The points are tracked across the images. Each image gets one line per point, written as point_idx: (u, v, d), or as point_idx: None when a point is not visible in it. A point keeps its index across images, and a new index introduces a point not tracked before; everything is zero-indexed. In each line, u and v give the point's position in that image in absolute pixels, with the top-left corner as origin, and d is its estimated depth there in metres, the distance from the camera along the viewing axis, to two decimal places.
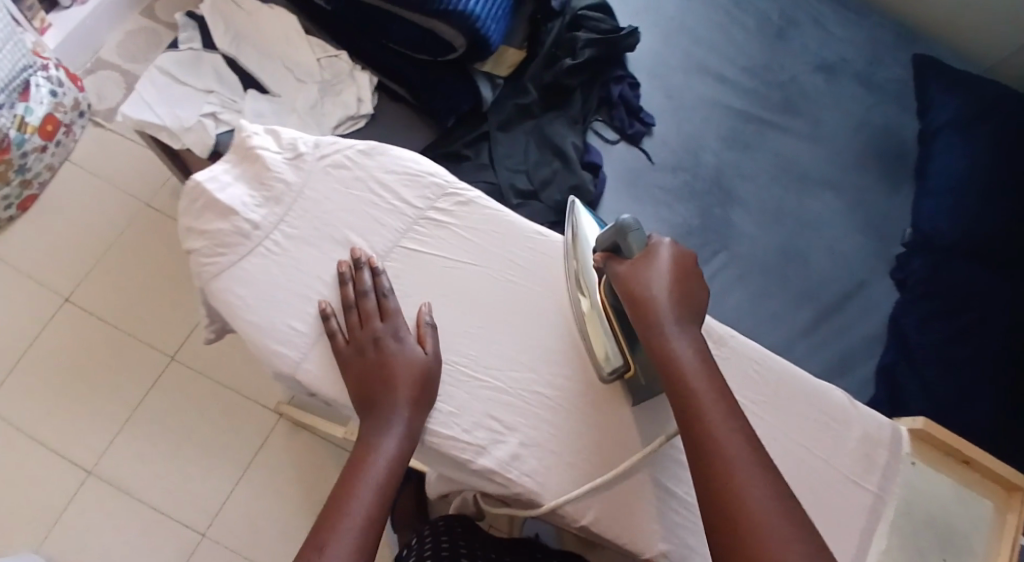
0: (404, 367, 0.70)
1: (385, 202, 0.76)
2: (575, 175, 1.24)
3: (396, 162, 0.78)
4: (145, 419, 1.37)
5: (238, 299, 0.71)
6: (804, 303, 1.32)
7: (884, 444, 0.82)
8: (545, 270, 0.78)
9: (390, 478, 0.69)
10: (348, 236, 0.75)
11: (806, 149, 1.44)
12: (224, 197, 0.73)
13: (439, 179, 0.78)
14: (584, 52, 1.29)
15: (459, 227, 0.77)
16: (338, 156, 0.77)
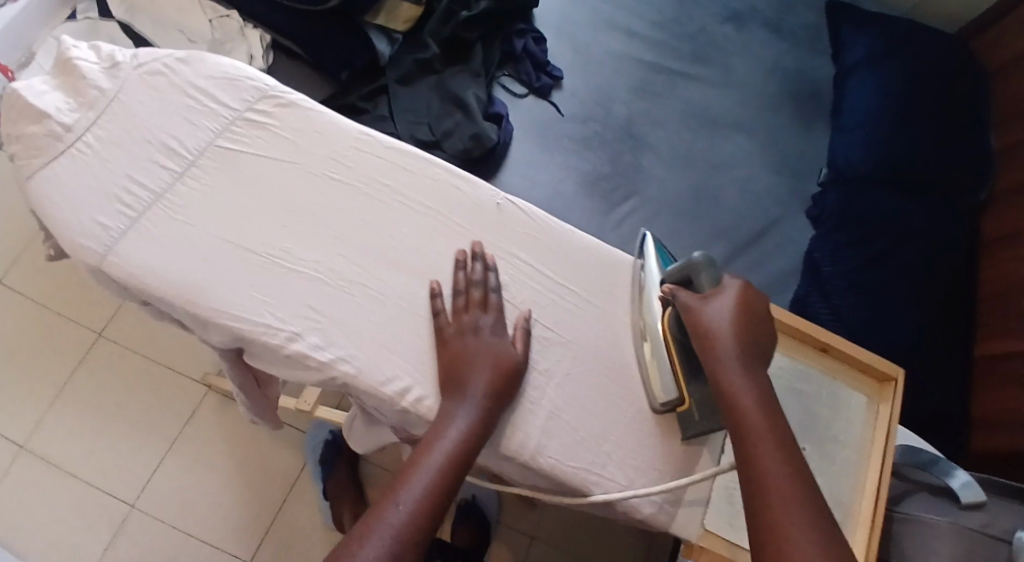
0: (501, 363, 0.75)
1: (202, 106, 0.82)
2: (475, 125, 1.25)
3: (214, 69, 0.84)
4: (75, 396, 1.40)
5: (48, 196, 0.77)
6: (718, 240, 1.35)
7: None
8: (356, 165, 0.82)
9: (458, 460, 0.71)
10: (160, 138, 0.80)
11: (716, 96, 1.45)
12: (36, 101, 0.79)
13: (259, 84, 0.84)
14: (479, 4, 1.29)
15: (274, 128, 0.82)
16: (155, 65, 0.83)
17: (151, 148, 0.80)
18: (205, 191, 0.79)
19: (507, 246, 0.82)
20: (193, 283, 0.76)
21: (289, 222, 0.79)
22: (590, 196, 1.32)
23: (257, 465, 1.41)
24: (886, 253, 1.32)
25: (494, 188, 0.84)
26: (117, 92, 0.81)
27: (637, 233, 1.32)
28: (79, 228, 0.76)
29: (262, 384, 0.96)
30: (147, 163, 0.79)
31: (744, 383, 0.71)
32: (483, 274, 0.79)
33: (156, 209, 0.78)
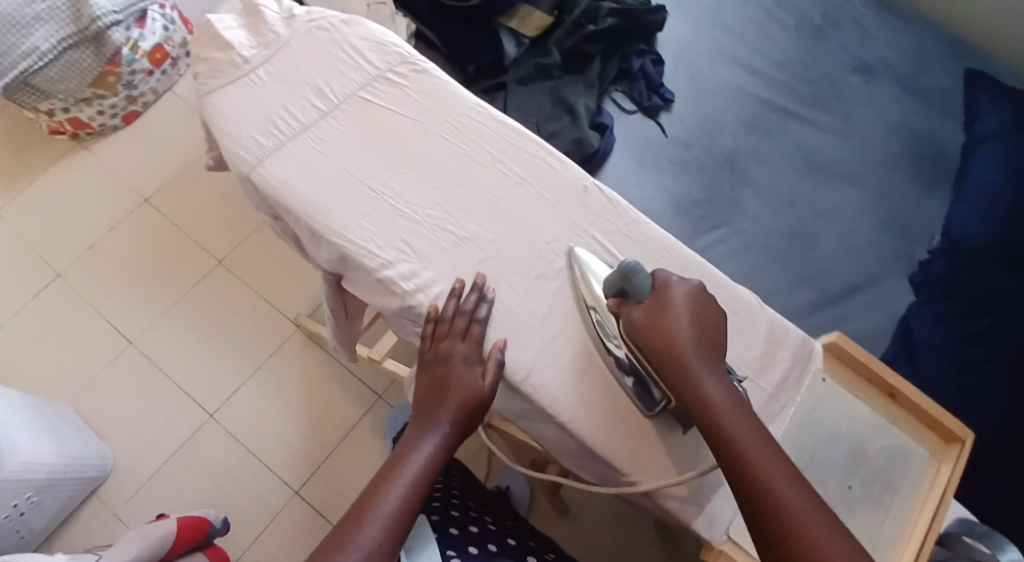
0: (464, 394, 0.77)
1: (350, 59, 0.88)
2: (581, 130, 1.33)
3: (369, 30, 0.90)
4: (185, 310, 1.57)
5: (220, 112, 0.85)
6: (805, 285, 1.31)
7: (789, 347, 0.82)
8: (470, 133, 0.86)
9: (420, 482, 0.75)
10: (310, 80, 0.87)
11: (831, 143, 1.42)
12: (227, 34, 0.88)
13: (404, 51, 0.89)
14: (605, 20, 1.38)
15: (408, 89, 0.87)
16: (323, 23, 0.90)
17: (301, 86, 0.87)
18: (338, 131, 0.85)
19: (592, 230, 0.83)
20: (311, 202, 0.82)
21: (399, 167, 0.84)
22: (680, 220, 1.34)
23: (322, 408, 1.52)
24: (989, 332, 1.24)
25: (584, 170, 0.86)
26: (286, 36, 0.89)
27: (719, 263, 1.32)
28: (235, 141, 0.84)
29: (354, 321, 1.08)
30: (297, 99, 0.86)
31: (724, 398, 0.72)
32: (475, 306, 0.78)
33: (295, 140, 0.84)
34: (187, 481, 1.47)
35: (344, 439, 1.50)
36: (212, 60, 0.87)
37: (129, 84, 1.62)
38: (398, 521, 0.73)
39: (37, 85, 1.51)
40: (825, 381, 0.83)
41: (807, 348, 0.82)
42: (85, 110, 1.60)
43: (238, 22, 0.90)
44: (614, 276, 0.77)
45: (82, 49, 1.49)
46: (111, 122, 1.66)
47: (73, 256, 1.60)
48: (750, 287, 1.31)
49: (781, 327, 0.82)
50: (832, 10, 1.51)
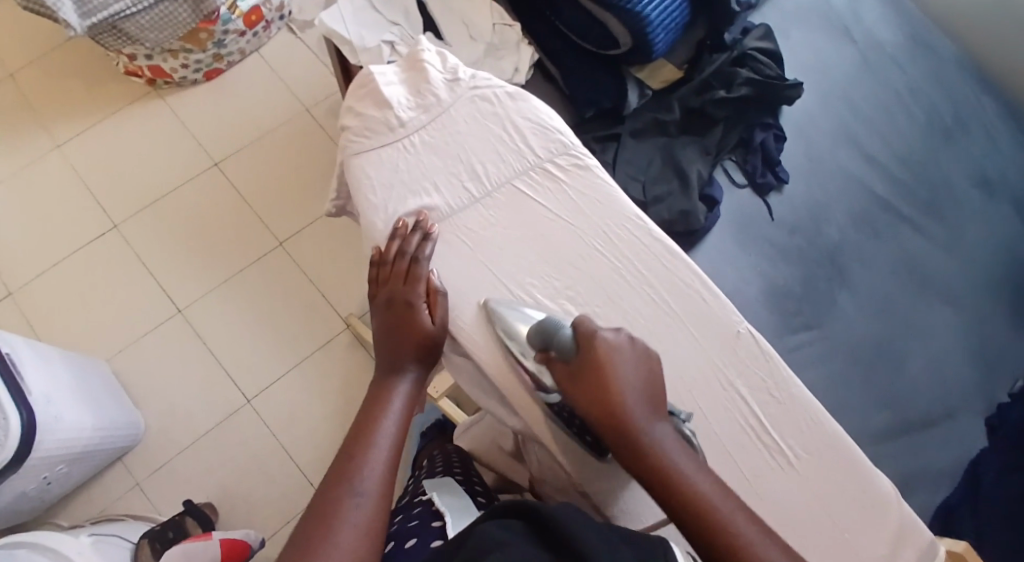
0: (413, 330, 0.87)
1: (512, 143, 0.96)
2: (688, 201, 1.25)
3: (533, 113, 0.97)
4: (238, 286, 1.52)
5: (369, 177, 0.94)
6: (885, 406, 1.25)
7: (912, 549, 0.83)
8: (618, 243, 0.92)
9: (401, 426, 0.84)
10: (469, 160, 0.94)
11: (939, 257, 1.34)
12: (385, 90, 0.96)
13: (564, 141, 0.96)
14: (738, 89, 1.31)
15: (563, 184, 0.94)
16: (487, 93, 0.97)
17: (458, 164, 0.94)
18: (488, 219, 0.93)
19: (732, 375, 0.87)
20: (455, 291, 0.90)
21: (543, 270, 0.91)
22: (772, 312, 1.28)
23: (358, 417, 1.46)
24: None
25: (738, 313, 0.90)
26: (449, 104, 0.97)
27: (804, 367, 1.26)
28: (386, 215, 0.93)
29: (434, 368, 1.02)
30: (453, 178, 0.94)
31: (675, 454, 0.78)
32: (417, 245, 0.90)
33: (447, 223, 0.93)
34: (211, 468, 1.43)
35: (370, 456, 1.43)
36: (369, 118, 0.95)
37: (219, 44, 1.54)
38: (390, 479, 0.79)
39: (125, 30, 1.43)
40: None
41: (930, 549, 0.82)
42: (171, 60, 1.53)
43: (397, 75, 0.98)
44: (535, 335, 0.84)
45: (182, 3, 1.40)
46: (194, 76, 1.59)
47: (134, 208, 1.55)
48: (830, 398, 1.25)
49: (912, 527, 0.83)
50: (965, 115, 1.45)
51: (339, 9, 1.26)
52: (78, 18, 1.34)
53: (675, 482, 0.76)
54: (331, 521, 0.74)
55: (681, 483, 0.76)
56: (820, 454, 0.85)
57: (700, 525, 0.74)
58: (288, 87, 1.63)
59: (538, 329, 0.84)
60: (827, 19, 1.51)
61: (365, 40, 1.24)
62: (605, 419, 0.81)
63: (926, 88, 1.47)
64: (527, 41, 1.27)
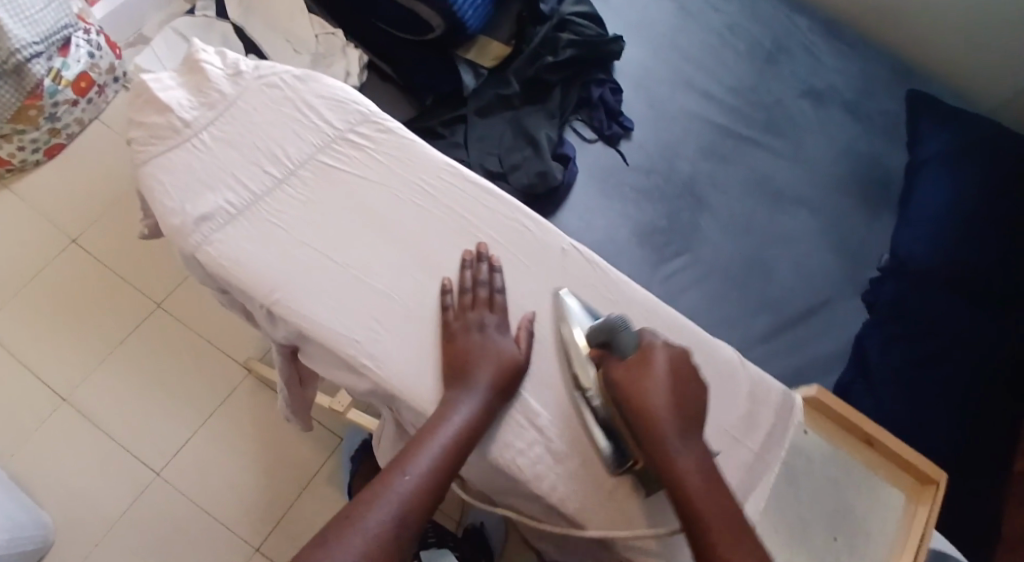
0: (500, 358, 0.79)
1: (310, 121, 0.90)
2: (543, 162, 1.29)
3: (326, 89, 0.92)
4: (122, 359, 1.47)
5: (161, 183, 0.86)
6: (764, 310, 1.32)
7: (770, 405, 0.84)
8: (438, 193, 0.88)
9: (455, 449, 0.75)
10: (269, 146, 0.88)
11: (782, 168, 1.44)
12: (163, 96, 0.88)
13: (363, 108, 0.91)
14: (565, 51, 1.37)
15: (370, 150, 0.89)
16: (274, 78, 0.92)
17: (257, 152, 0.88)
18: (298, 198, 0.86)
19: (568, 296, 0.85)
20: (277, 279, 0.82)
21: (363, 234, 0.85)
22: (645, 249, 1.33)
23: (274, 454, 1.44)
24: (939, 355, 1.28)
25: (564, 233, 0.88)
26: (234, 97, 0.90)
27: (684, 290, 1.32)
28: (186, 216, 0.84)
29: (306, 381, 1.01)
30: (251, 166, 0.87)
31: (691, 469, 0.74)
32: (490, 274, 0.83)
33: (255, 209, 0.85)
34: (135, 543, 1.37)
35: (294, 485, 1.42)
36: (152, 125, 0.87)
37: (52, 117, 1.50)
38: (423, 495, 0.74)
39: None
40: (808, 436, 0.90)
41: (786, 401, 0.85)
42: (4, 146, 1.48)
43: (175, 80, 0.91)
44: (597, 330, 0.79)
45: (1, 83, 1.39)
46: (34, 157, 1.55)
47: None
48: (714, 314, 1.31)
49: (762, 385, 0.85)
50: (782, 37, 1.56)
51: (153, 49, 1.45)
52: None
53: (695, 510, 0.73)
54: (372, 499, 0.73)
55: (704, 527, 0.72)
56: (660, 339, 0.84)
57: (698, 545, 0.72)
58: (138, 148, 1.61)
59: (602, 323, 0.79)
60: None
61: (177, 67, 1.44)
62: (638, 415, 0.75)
63: (742, 21, 1.57)
64: (352, 44, 1.35)
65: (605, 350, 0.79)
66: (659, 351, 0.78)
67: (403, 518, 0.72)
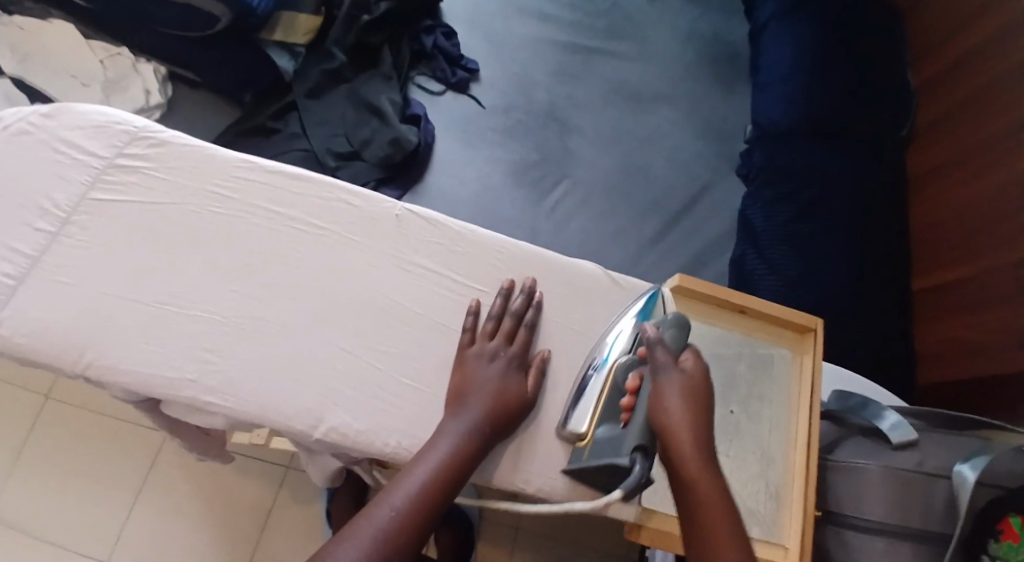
0: (511, 389, 0.85)
1: (70, 157, 0.91)
2: (392, 129, 1.25)
3: (79, 120, 0.92)
4: (31, 460, 1.35)
5: None
6: (650, 214, 1.33)
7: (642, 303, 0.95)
8: (236, 192, 0.91)
9: (448, 475, 0.79)
10: (36, 198, 0.89)
11: (635, 69, 1.44)
12: None
13: (128, 127, 0.93)
14: (380, 6, 1.30)
15: (147, 168, 0.91)
16: (20, 124, 0.91)
17: (29, 205, 0.88)
18: (82, 242, 0.87)
19: (411, 257, 0.92)
20: (80, 339, 0.83)
21: (172, 254, 0.88)
22: (523, 187, 1.30)
23: (222, 504, 1.35)
24: (819, 204, 1.31)
25: (392, 200, 0.94)
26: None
27: (570, 216, 1.30)
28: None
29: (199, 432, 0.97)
30: (21, 223, 0.87)
31: (688, 444, 0.77)
32: (524, 307, 0.90)
33: (33, 272, 0.86)
34: None
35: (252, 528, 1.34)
36: None
37: None
38: (408, 517, 0.75)
39: None
40: None
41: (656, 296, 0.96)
42: None
43: None
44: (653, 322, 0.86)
45: None
46: None
47: None
48: (607, 232, 1.30)
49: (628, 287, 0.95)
50: None
51: None
52: None
53: (684, 481, 0.76)
54: (354, 522, 0.74)
55: (692, 496, 0.75)
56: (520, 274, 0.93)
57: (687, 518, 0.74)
58: None
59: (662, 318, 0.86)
60: None
61: None
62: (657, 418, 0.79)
63: None
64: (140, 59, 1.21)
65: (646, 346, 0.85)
66: (693, 356, 0.83)
67: (388, 538, 0.73)
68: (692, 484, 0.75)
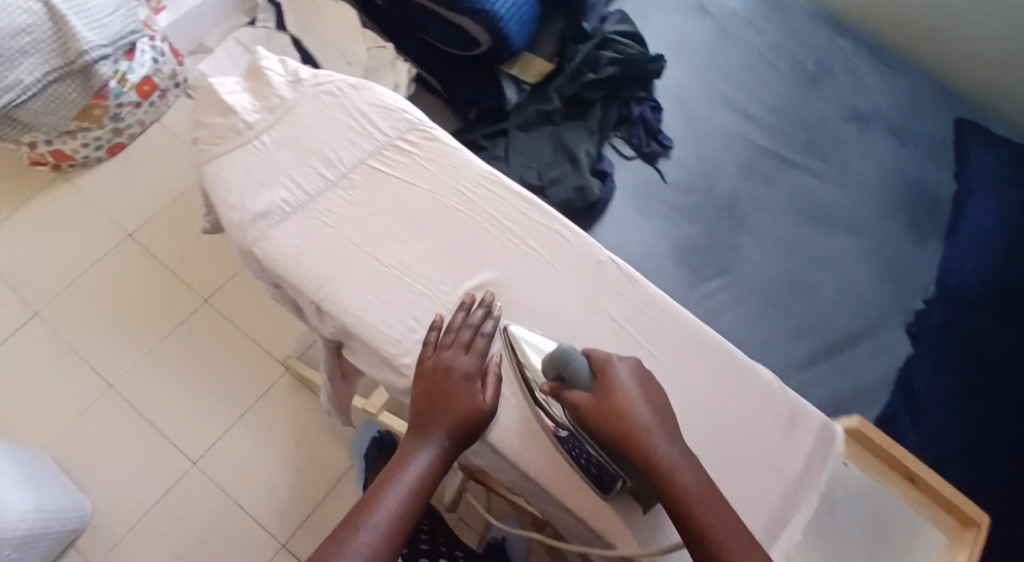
0: (464, 405, 0.82)
1: (361, 125, 0.97)
2: (582, 177, 1.31)
3: (377, 99, 0.99)
4: (168, 353, 1.55)
5: (225, 180, 0.93)
6: (805, 335, 1.29)
7: (815, 436, 0.88)
8: (477, 197, 0.95)
9: (412, 507, 0.78)
10: (322, 151, 0.95)
11: (828, 189, 1.43)
12: (229, 98, 0.96)
13: (412, 117, 0.98)
14: (607, 69, 1.39)
15: (417, 155, 0.96)
16: (332, 87, 0.99)
17: (312, 154, 0.95)
18: (349, 199, 0.93)
19: (600, 301, 0.90)
20: (325, 274, 0.89)
21: (413, 239, 0.92)
22: (683, 267, 1.32)
23: (306, 453, 1.50)
24: (988, 384, 1.24)
25: (599, 245, 0.93)
26: (293, 103, 0.97)
27: (722, 311, 1.29)
28: (244, 213, 0.91)
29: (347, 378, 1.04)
30: (306, 167, 0.94)
31: (684, 470, 0.77)
32: (480, 319, 0.87)
33: (308, 206, 0.92)
34: (176, 530, 1.43)
35: (320, 483, 1.48)
36: (216, 126, 0.95)
37: (117, 117, 1.58)
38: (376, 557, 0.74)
39: (20, 119, 1.45)
40: (847, 466, 0.88)
41: (825, 432, 0.88)
42: (71, 142, 1.57)
43: (240, 85, 0.99)
44: (550, 364, 0.82)
45: (69, 83, 1.45)
46: (97, 154, 1.63)
47: (53, 293, 1.58)
48: (753, 338, 1.28)
49: (800, 410, 0.89)
50: (827, 57, 1.56)
51: (218, 61, 1.41)
52: None
53: (688, 503, 0.76)
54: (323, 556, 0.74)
55: (706, 524, 0.75)
56: (699, 360, 0.89)
57: (704, 544, 0.75)
58: None
59: (550, 357, 0.83)
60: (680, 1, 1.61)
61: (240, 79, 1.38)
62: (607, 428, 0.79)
63: (784, 41, 1.56)
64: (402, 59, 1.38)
65: (561, 383, 0.82)
66: (619, 367, 0.82)
67: None
68: (695, 508, 0.76)
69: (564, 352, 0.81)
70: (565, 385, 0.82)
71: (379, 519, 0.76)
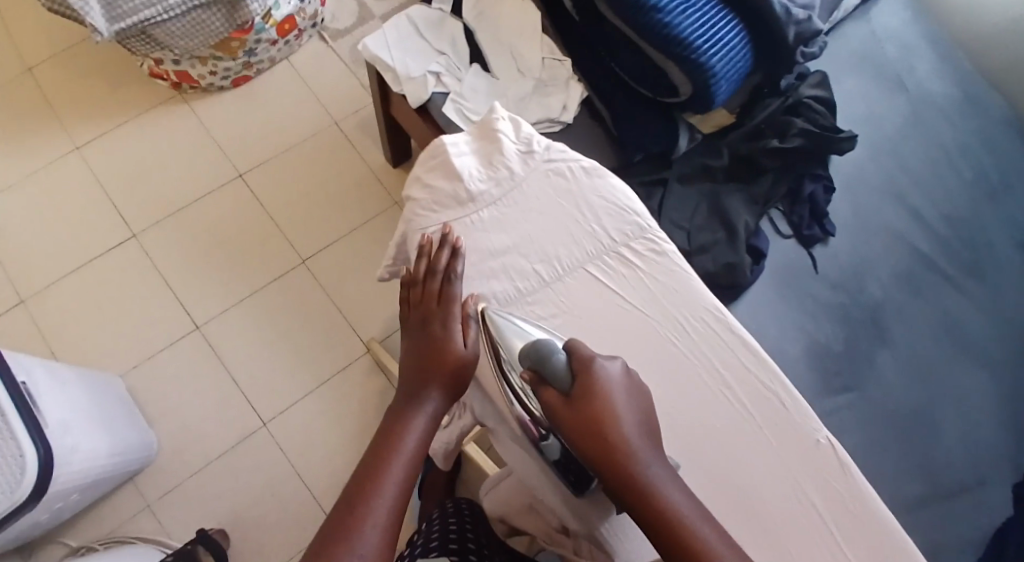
0: (445, 353, 0.89)
1: (589, 224, 0.98)
2: (736, 253, 1.21)
3: (610, 193, 0.99)
4: (257, 307, 1.49)
5: (445, 253, 0.95)
6: (920, 476, 1.17)
7: None
8: (694, 334, 0.93)
9: (415, 461, 0.83)
10: (544, 241, 0.96)
11: (982, 320, 1.28)
12: (458, 163, 0.98)
13: (641, 223, 0.98)
14: (794, 138, 1.28)
15: (639, 268, 0.96)
16: (563, 168, 1.00)
17: (536, 244, 0.96)
18: (564, 301, 0.94)
19: (798, 477, 0.87)
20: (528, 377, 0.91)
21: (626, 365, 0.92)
22: (816, 373, 1.21)
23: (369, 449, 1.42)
24: None
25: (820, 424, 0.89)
26: (522, 178, 0.99)
27: (845, 430, 1.19)
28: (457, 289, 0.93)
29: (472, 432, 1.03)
30: (527, 257, 0.96)
31: (672, 489, 0.79)
32: (446, 259, 0.93)
33: (523, 300, 0.94)
34: (225, 494, 1.39)
35: None
36: (440, 192, 0.98)
37: (252, 52, 1.55)
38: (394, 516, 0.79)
39: (154, 35, 1.41)
40: None
41: None
42: (200, 67, 1.53)
43: (470, 147, 1.01)
44: (526, 356, 0.83)
45: (215, 12, 1.39)
46: (222, 82, 1.60)
47: (153, 218, 1.54)
48: (868, 464, 1.17)
49: None
50: (1010, 170, 1.39)
51: (384, 36, 1.34)
52: (105, 23, 1.32)
53: (669, 518, 0.77)
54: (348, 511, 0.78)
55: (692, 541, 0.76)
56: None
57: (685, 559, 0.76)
58: (357, 130, 1.63)
59: (526, 350, 0.84)
60: (872, 65, 1.44)
61: (409, 68, 1.32)
62: (586, 423, 0.81)
63: (975, 143, 1.40)
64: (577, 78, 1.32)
65: (537, 376, 0.84)
66: (605, 369, 0.84)
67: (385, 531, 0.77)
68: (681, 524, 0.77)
69: (541, 347, 0.83)
70: (542, 379, 0.83)
71: (393, 478, 0.81)
